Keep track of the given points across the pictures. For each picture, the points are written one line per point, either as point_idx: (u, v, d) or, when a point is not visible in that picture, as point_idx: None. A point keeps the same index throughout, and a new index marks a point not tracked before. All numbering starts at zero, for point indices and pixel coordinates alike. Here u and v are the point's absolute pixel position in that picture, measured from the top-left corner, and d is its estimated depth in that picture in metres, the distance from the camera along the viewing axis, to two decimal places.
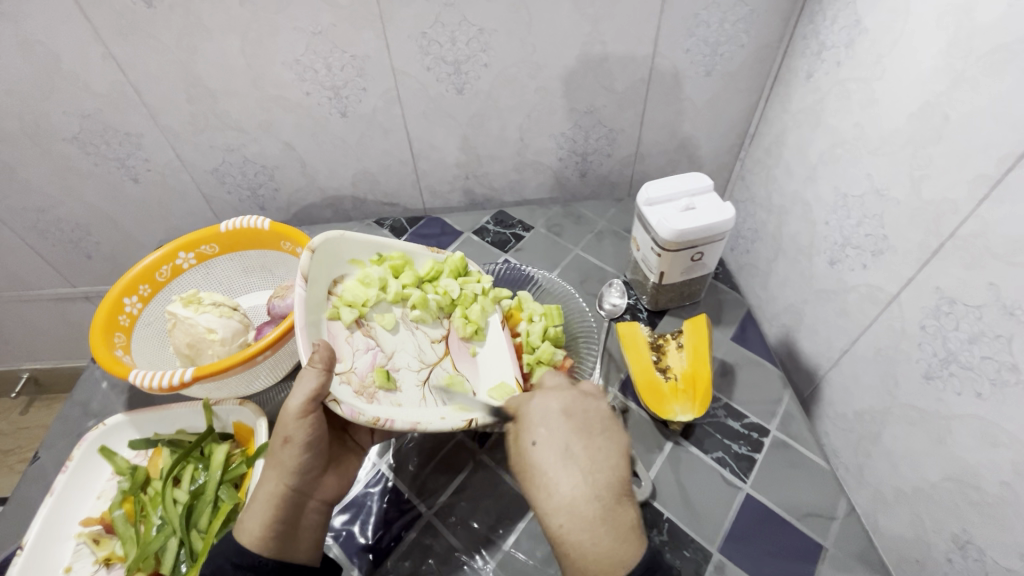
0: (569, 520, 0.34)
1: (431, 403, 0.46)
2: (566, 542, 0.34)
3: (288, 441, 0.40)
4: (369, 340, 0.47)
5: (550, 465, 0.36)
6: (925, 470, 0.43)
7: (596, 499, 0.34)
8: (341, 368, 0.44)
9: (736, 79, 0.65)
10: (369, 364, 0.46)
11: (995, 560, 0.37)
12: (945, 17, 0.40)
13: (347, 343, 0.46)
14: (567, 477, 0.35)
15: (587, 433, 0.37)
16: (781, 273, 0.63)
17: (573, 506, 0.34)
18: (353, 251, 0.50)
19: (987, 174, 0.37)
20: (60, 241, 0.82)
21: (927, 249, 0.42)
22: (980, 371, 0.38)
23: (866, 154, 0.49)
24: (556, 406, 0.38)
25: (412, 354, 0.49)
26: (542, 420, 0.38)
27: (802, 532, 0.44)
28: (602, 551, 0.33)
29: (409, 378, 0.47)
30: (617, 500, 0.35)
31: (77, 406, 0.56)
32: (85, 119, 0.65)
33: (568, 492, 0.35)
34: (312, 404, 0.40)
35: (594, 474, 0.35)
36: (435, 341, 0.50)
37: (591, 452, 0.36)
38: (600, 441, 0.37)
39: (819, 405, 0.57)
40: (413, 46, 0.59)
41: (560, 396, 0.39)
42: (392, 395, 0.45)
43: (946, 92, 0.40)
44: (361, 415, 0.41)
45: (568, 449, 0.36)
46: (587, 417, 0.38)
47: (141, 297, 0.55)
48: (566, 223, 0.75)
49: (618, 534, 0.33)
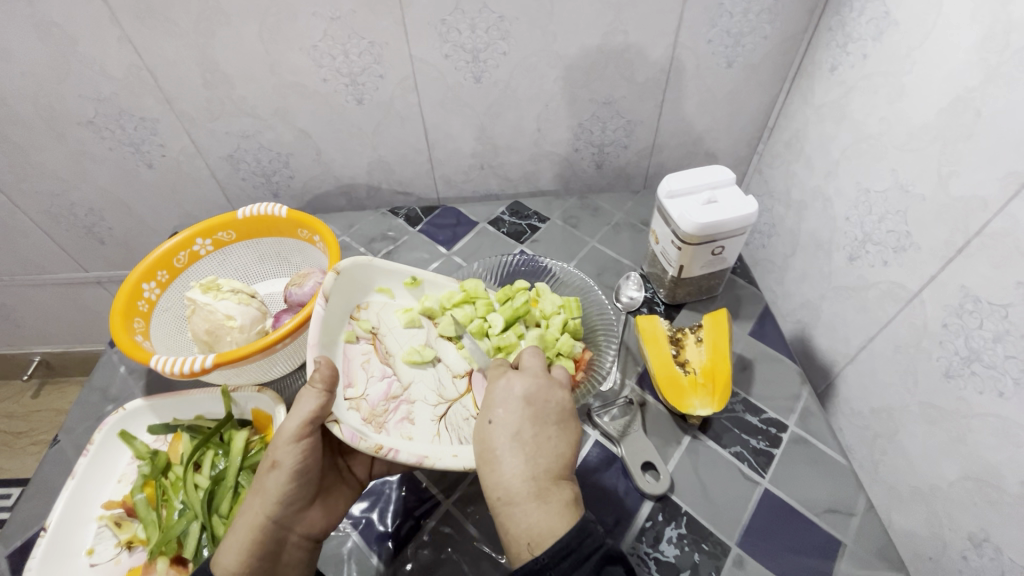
0: (505, 495, 0.36)
1: (444, 441, 0.43)
2: (502, 513, 0.35)
3: (276, 466, 0.39)
4: (385, 367, 0.46)
5: (501, 444, 0.37)
6: (943, 469, 0.43)
7: (534, 479, 0.36)
8: (352, 394, 0.43)
9: (758, 71, 0.64)
10: (382, 393, 0.45)
11: (1013, 559, 0.37)
12: (980, 10, 0.39)
13: (362, 368, 0.45)
14: (511, 457, 0.36)
15: (541, 419, 0.38)
16: (798, 269, 0.63)
17: (511, 486, 0.35)
18: (381, 280, 0.50)
19: (1019, 171, 0.36)
20: (74, 225, 0.83)
21: (952, 246, 0.42)
22: (1004, 370, 0.38)
23: (892, 149, 0.48)
24: (519, 390, 0.39)
25: (430, 388, 0.47)
26: (501, 401, 0.39)
27: (820, 528, 0.44)
28: (534, 526, 0.34)
29: (423, 412, 0.45)
30: (555, 481, 0.36)
31: (96, 390, 0.56)
32: (101, 103, 0.64)
33: (511, 470, 0.36)
34: (308, 427, 0.39)
35: (540, 457, 0.37)
36: (456, 376, 0.48)
37: (540, 435, 0.38)
38: (553, 428, 0.38)
39: (834, 401, 0.57)
40: (432, 33, 0.58)
41: (526, 381, 0.40)
42: (403, 427, 0.43)
43: (979, 88, 0.39)
44: (363, 440, 0.39)
45: (519, 431, 0.37)
46: (542, 403, 0.39)
47: (159, 283, 0.55)
48: (582, 215, 0.74)
49: (551, 512, 0.34)
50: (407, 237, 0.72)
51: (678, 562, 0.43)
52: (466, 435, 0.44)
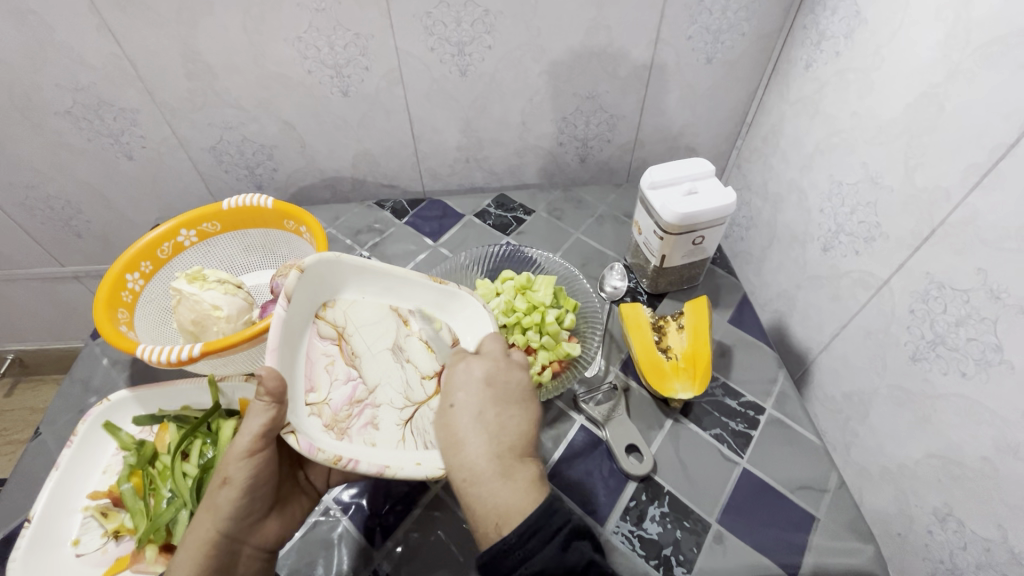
0: (471, 476, 0.36)
1: (409, 446, 0.41)
2: (466, 493, 0.36)
3: (226, 482, 0.37)
4: (349, 368, 0.43)
5: (463, 425, 0.38)
6: (909, 448, 0.45)
7: (498, 459, 0.37)
8: (313, 400, 0.40)
9: (736, 68, 0.66)
10: (346, 397, 0.42)
11: (974, 531, 0.40)
12: (943, 10, 0.41)
13: (325, 371, 0.42)
14: (475, 437, 0.37)
15: (503, 401, 0.40)
16: (775, 259, 0.65)
17: (476, 465, 0.36)
18: (349, 274, 0.45)
19: (978, 163, 0.38)
20: (51, 219, 0.81)
21: (919, 235, 0.44)
22: (966, 352, 0.40)
23: (862, 143, 0.50)
24: (480, 372, 0.40)
25: (397, 390, 0.44)
26: (463, 385, 0.40)
27: (797, 504, 0.46)
28: (500, 506, 0.35)
29: (389, 417, 0.42)
30: (518, 459, 0.38)
31: (78, 382, 0.56)
32: (79, 92, 0.63)
33: (477, 449, 0.37)
34: (260, 443, 0.37)
35: (504, 435, 0.38)
36: (426, 377, 0.45)
37: (503, 416, 0.39)
38: (513, 408, 0.40)
39: (810, 386, 0.60)
40: (418, 25, 0.58)
41: (486, 364, 0.41)
42: (366, 433, 0.41)
43: (942, 84, 0.41)
44: (321, 452, 0.37)
45: (482, 411, 0.39)
46: (504, 386, 0.41)
47: (142, 274, 0.54)
48: (567, 207, 0.75)
49: (520, 490, 0.36)
50: (393, 230, 0.72)
51: (660, 539, 0.44)
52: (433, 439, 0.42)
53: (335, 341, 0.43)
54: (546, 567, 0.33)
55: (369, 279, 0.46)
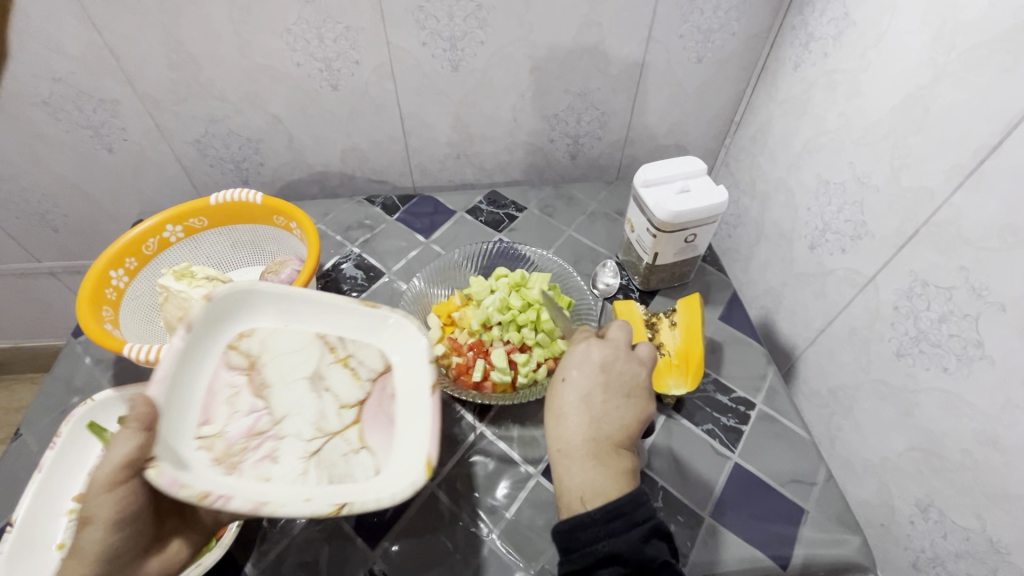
0: (565, 448, 0.39)
1: (307, 481, 0.37)
2: (558, 463, 0.39)
3: (89, 521, 0.33)
4: (256, 399, 0.41)
5: (569, 402, 0.40)
6: (893, 441, 0.47)
7: (595, 442, 0.38)
8: (205, 432, 0.38)
9: (725, 67, 0.66)
10: (245, 429, 0.39)
11: (955, 521, 0.41)
12: (930, 14, 0.42)
13: (227, 403, 0.40)
14: (576, 417, 0.39)
15: (611, 390, 0.40)
16: (762, 257, 0.66)
17: (572, 441, 0.38)
18: (268, 304, 0.44)
19: (962, 164, 0.39)
20: (26, 213, 0.78)
21: (903, 234, 0.45)
22: (948, 348, 0.41)
23: (849, 143, 0.51)
24: (596, 357, 0.42)
25: (308, 421, 0.41)
26: (577, 364, 0.42)
27: (786, 497, 0.47)
28: (584, 483, 0.37)
29: (292, 449, 0.39)
30: (616, 449, 0.39)
31: (59, 381, 0.54)
32: (56, 82, 0.61)
33: (577, 426, 0.39)
34: (123, 473, 0.33)
35: (606, 422, 0.39)
36: (344, 406, 0.42)
37: (610, 403, 0.40)
38: (623, 399, 0.40)
39: (796, 381, 0.61)
40: (409, 19, 0.57)
41: (604, 350, 0.43)
42: (261, 467, 0.38)
43: (928, 86, 0.42)
44: (183, 487, 0.33)
45: (590, 394, 0.40)
46: (620, 376, 0.41)
47: (127, 270, 0.53)
48: (558, 204, 0.75)
49: (607, 476, 0.37)
50: (384, 226, 0.71)
51: None
52: (340, 474, 0.38)
53: (245, 371, 0.42)
54: (621, 550, 0.33)
55: (291, 309, 0.45)
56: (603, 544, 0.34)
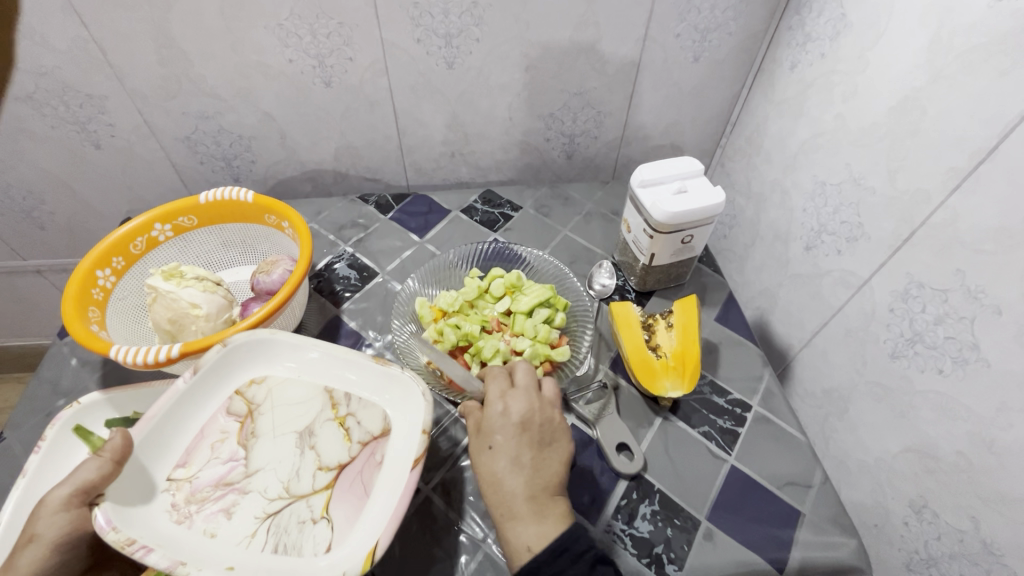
0: (508, 510, 0.38)
1: (252, 545, 0.37)
2: (503, 529, 0.38)
3: (34, 539, 0.36)
4: (238, 449, 0.42)
5: (502, 464, 0.40)
6: (887, 442, 0.47)
7: (534, 497, 0.39)
8: (178, 475, 0.40)
9: (722, 67, 0.66)
10: (216, 477, 0.40)
11: (948, 522, 0.41)
12: (927, 15, 0.42)
13: (210, 448, 0.42)
14: (511, 477, 0.39)
15: (536, 444, 0.41)
16: (757, 258, 0.66)
17: (513, 502, 0.38)
18: (286, 353, 0.47)
19: (959, 166, 0.39)
20: (11, 210, 0.77)
21: (899, 236, 0.45)
22: (943, 350, 0.41)
23: (846, 145, 0.51)
24: (514, 414, 0.42)
25: (278, 479, 0.41)
26: (499, 424, 0.42)
27: (782, 499, 0.47)
28: (534, 537, 0.37)
29: (252, 506, 0.39)
30: (551, 497, 0.39)
31: (44, 384, 0.53)
32: (42, 77, 0.60)
33: (514, 487, 0.39)
34: (77, 501, 0.36)
35: (539, 475, 0.40)
36: (321, 469, 0.41)
37: (537, 459, 0.41)
38: (546, 449, 0.41)
39: (791, 382, 0.61)
40: (403, 16, 0.57)
41: (520, 403, 0.43)
42: (212, 522, 0.38)
43: (925, 88, 0.42)
44: (114, 531, 0.35)
45: (518, 454, 0.40)
46: (540, 428, 0.42)
47: (114, 270, 0.52)
48: (554, 204, 0.75)
49: (551, 524, 0.38)
50: (378, 225, 0.70)
51: (652, 537, 0.44)
52: (288, 543, 0.37)
53: (241, 418, 0.43)
54: None
55: (304, 360, 0.46)
56: None
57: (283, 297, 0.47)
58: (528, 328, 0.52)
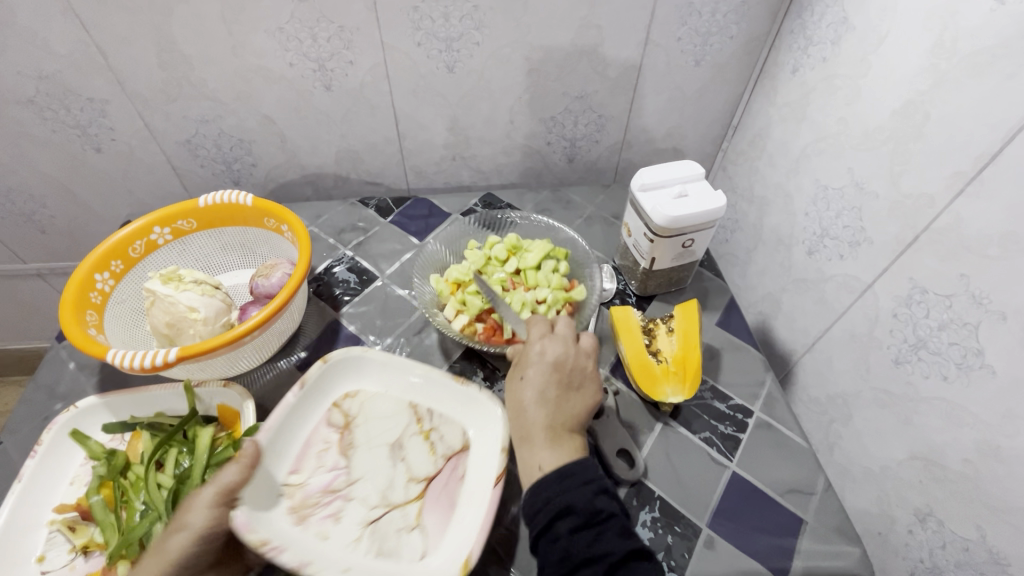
0: (528, 433, 0.41)
1: (359, 549, 0.40)
2: (521, 447, 0.42)
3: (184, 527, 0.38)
4: (339, 458, 0.45)
5: (530, 396, 0.43)
6: (892, 449, 0.46)
7: (552, 427, 0.41)
8: (292, 481, 0.43)
9: (724, 70, 0.66)
10: (323, 484, 0.44)
11: (954, 531, 0.40)
12: (930, 19, 0.42)
13: (316, 456, 0.45)
14: (537, 407, 0.42)
15: (566, 384, 0.44)
16: (760, 262, 0.66)
17: (533, 428, 0.41)
18: (376, 369, 0.50)
19: (963, 171, 0.39)
20: (12, 213, 0.77)
21: (903, 241, 0.45)
22: (948, 356, 0.41)
23: (848, 148, 0.51)
24: (550, 355, 0.45)
25: (376, 488, 0.44)
26: (534, 363, 0.45)
27: (784, 507, 0.46)
28: (546, 460, 0.40)
29: (355, 513, 0.42)
30: (570, 431, 0.42)
31: (42, 388, 0.53)
32: (43, 81, 0.60)
33: (537, 416, 0.42)
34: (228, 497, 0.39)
35: (563, 410, 0.42)
36: (412, 480, 0.44)
37: (564, 397, 0.43)
38: (575, 390, 0.44)
39: (794, 387, 0.60)
40: (404, 19, 0.57)
41: (557, 347, 0.45)
42: (323, 525, 0.41)
43: (928, 92, 0.42)
44: (251, 532, 0.38)
45: (546, 389, 0.43)
46: (571, 370, 0.44)
47: (113, 274, 0.52)
48: (555, 208, 0.75)
49: (564, 454, 0.40)
50: (378, 229, 0.70)
51: (652, 545, 0.44)
52: (388, 548, 0.40)
53: (340, 430, 0.47)
54: (573, 501, 0.37)
55: (392, 376, 0.50)
56: (558, 499, 0.37)
57: (282, 300, 0.47)
58: (542, 279, 0.56)
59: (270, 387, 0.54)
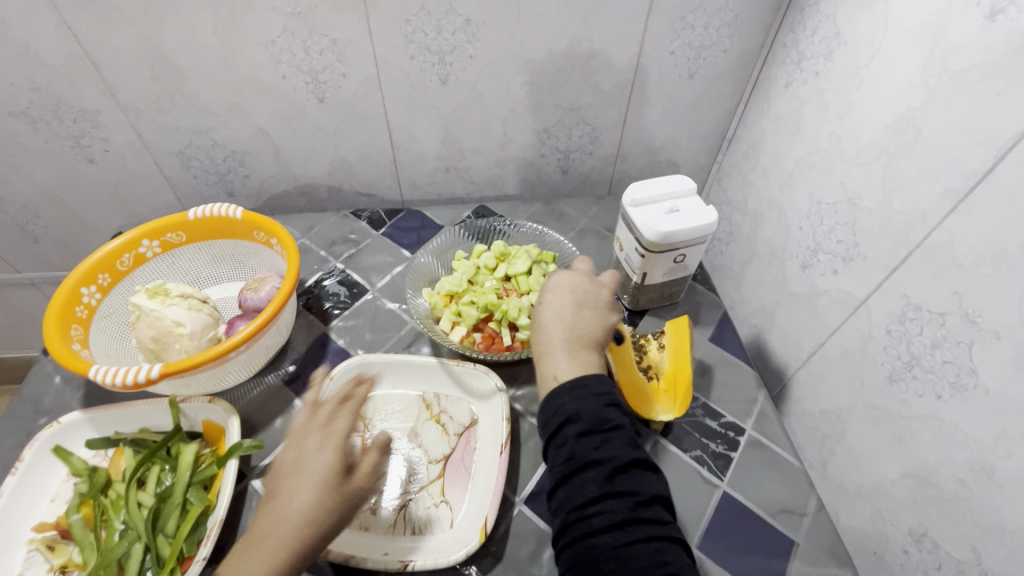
0: (545, 350, 0.40)
1: (397, 533, 0.43)
2: (539, 363, 0.40)
3: None
4: None
5: (546, 316, 0.42)
6: (886, 468, 0.45)
7: (570, 343, 0.40)
8: None
9: (718, 83, 0.66)
10: None
11: (950, 553, 0.40)
12: (920, 36, 0.42)
13: None
14: (553, 324, 0.41)
15: (583, 304, 0.42)
16: (754, 275, 0.65)
17: (551, 341, 0.40)
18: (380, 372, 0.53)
19: (955, 188, 0.39)
20: (5, 224, 0.77)
21: (896, 257, 0.44)
22: (941, 375, 0.40)
23: (841, 163, 0.51)
24: (566, 281, 0.43)
25: (400, 476, 0.47)
26: (552, 288, 0.43)
27: (775, 527, 0.46)
28: (562, 371, 0.38)
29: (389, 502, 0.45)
30: (588, 347, 0.40)
31: (27, 403, 0.52)
32: (36, 92, 0.60)
33: (553, 333, 0.40)
34: None
35: (580, 326, 0.41)
36: (431, 461, 0.48)
37: (580, 315, 0.41)
38: (592, 310, 0.42)
39: (787, 403, 0.60)
40: (397, 32, 0.57)
41: (574, 275, 0.44)
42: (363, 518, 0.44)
43: (920, 108, 0.42)
44: None
45: (562, 309, 0.41)
46: (588, 294, 0.43)
47: (100, 287, 0.52)
48: (548, 220, 0.74)
49: (580, 367, 0.39)
50: (370, 241, 0.70)
51: None
52: (422, 525, 0.44)
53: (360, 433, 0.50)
54: (581, 411, 0.36)
55: (397, 374, 0.53)
56: (567, 410, 0.36)
57: (270, 313, 0.46)
58: (535, 284, 0.56)
59: (258, 401, 0.53)
